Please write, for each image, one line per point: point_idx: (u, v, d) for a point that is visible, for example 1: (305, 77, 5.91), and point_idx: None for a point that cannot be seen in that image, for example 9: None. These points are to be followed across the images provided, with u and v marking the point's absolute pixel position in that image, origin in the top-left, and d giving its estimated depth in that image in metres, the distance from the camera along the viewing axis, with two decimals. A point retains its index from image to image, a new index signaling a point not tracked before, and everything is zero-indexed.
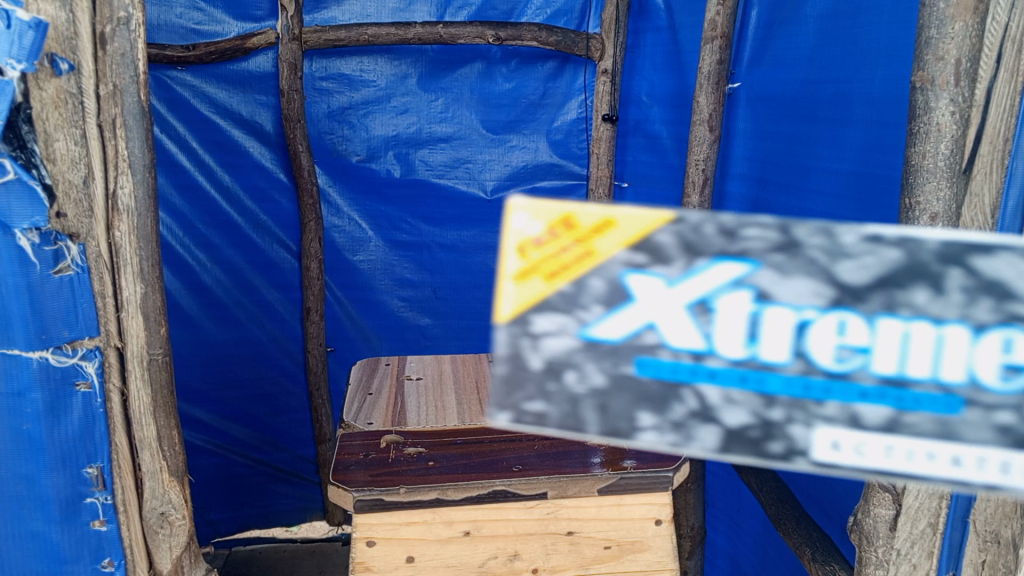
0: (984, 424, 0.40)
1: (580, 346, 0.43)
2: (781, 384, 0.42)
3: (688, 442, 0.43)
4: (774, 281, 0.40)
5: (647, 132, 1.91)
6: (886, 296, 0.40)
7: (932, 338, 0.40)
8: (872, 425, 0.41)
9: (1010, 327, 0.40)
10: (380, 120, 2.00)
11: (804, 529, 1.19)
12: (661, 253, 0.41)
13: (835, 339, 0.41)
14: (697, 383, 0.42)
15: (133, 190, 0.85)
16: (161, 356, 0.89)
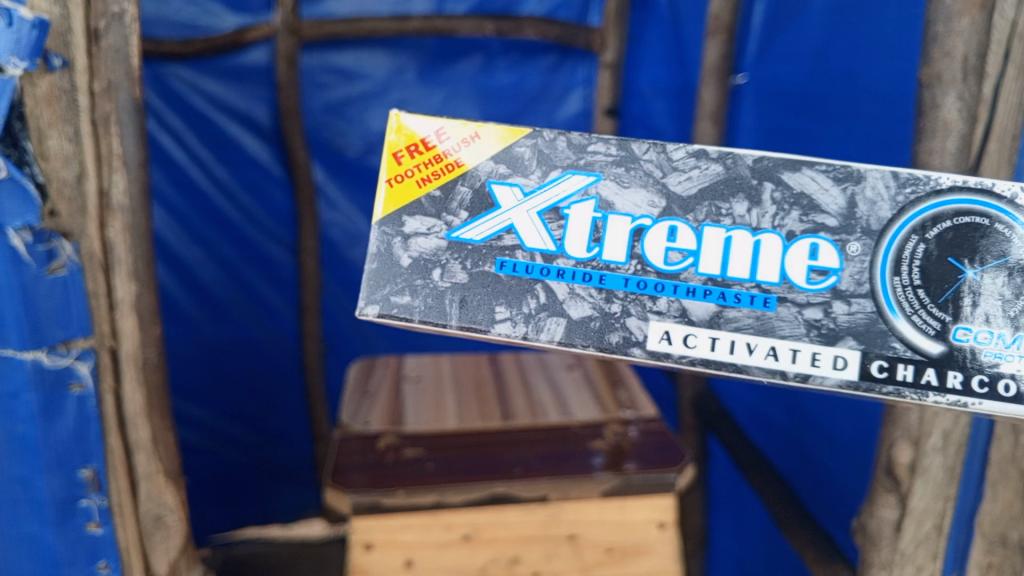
0: (792, 316, 0.62)
1: (446, 246, 0.66)
2: (618, 281, 0.64)
3: (539, 331, 0.64)
4: (613, 199, 0.65)
5: (650, 127, 1.93)
6: (709, 208, 0.64)
7: (746, 243, 0.63)
8: (696, 318, 0.63)
9: (813, 236, 0.63)
10: (378, 115, 1.98)
11: (808, 527, 1.18)
12: (523, 171, 0.66)
13: (665, 242, 0.64)
14: (545, 282, 0.65)
15: (127, 186, 0.81)
16: (155, 356, 0.86)
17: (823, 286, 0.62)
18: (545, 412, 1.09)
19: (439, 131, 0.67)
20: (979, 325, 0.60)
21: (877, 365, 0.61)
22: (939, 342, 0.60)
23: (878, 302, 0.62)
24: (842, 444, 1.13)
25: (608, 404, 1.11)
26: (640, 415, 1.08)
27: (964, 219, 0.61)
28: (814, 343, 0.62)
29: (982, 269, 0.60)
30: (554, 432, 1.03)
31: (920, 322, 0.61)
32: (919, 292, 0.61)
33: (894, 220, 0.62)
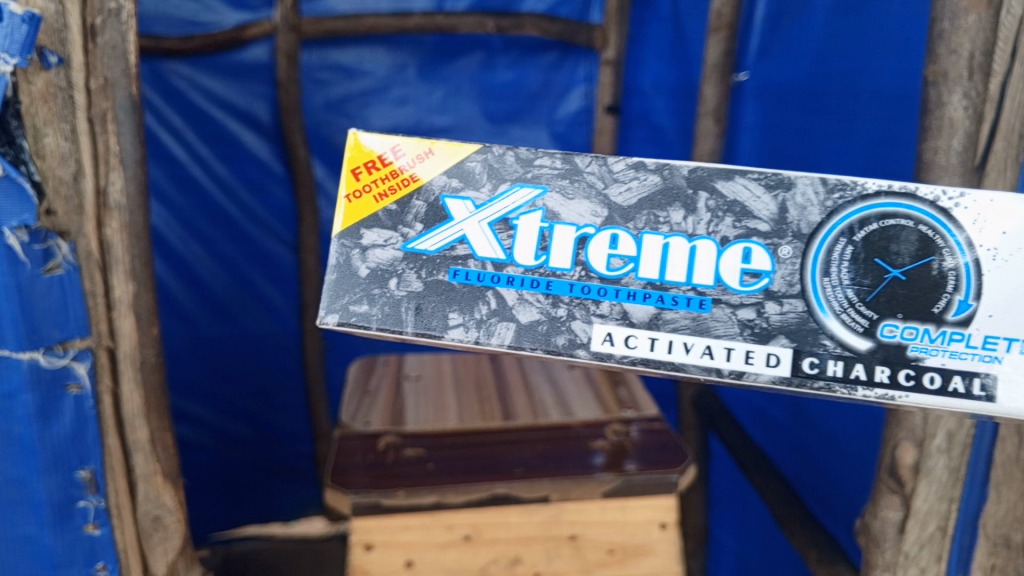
0: (726, 317, 0.62)
1: (402, 257, 0.67)
2: (563, 286, 0.64)
3: (489, 336, 0.65)
4: (558, 209, 0.66)
5: (651, 124, 1.93)
6: (647, 216, 0.65)
7: (682, 249, 0.64)
8: (636, 320, 0.63)
9: (746, 241, 0.63)
10: (378, 112, 1.98)
11: (811, 529, 1.18)
12: (473, 184, 0.67)
13: (606, 250, 0.64)
14: (495, 287, 0.65)
15: (124, 186, 0.81)
16: (153, 355, 0.87)
17: (755, 288, 0.63)
18: (547, 412, 1.08)
19: (395, 148, 0.67)
20: (903, 320, 0.60)
21: (809, 362, 0.61)
22: (868, 338, 0.61)
23: (808, 301, 0.62)
24: (843, 445, 1.13)
25: (609, 403, 1.11)
26: (638, 414, 1.07)
27: (890, 222, 0.61)
28: (745, 341, 0.62)
29: (911, 268, 0.60)
30: (556, 432, 1.03)
31: (850, 319, 0.61)
32: (849, 290, 0.61)
33: (823, 223, 0.63)
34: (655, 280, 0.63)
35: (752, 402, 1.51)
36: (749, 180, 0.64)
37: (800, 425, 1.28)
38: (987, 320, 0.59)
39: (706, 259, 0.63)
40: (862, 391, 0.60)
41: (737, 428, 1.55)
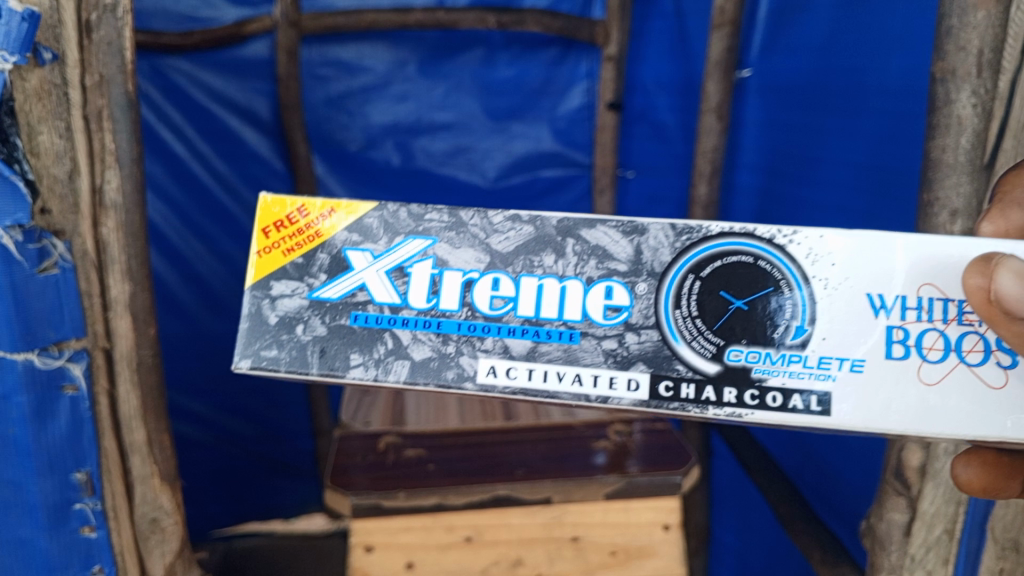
0: (592, 347, 0.70)
1: (308, 305, 0.73)
2: (452, 325, 0.71)
3: (386, 372, 0.71)
4: (446, 256, 0.73)
5: (652, 121, 1.94)
6: (524, 260, 0.72)
7: (554, 289, 0.71)
8: (516, 353, 0.70)
9: (608, 280, 0.71)
10: (379, 108, 1.97)
11: (812, 530, 1.16)
12: (370, 237, 0.73)
13: (489, 292, 0.71)
14: (393, 329, 0.72)
15: (120, 184, 0.81)
16: (150, 356, 0.86)
17: (617, 321, 0.70)
18: None
19: (300, 209, 0.74)
20: (747, 344, 0.68)
21: (664, 385, 0.69)
22: (715, 362, 0.69)
23: (662, 332, 0.70)
24: (849, 444, 1.13)
25: None
26: None
27: (733, 259, 0.70)
28: (610, 368, 0.69)
29: (750, 299, 0.69)
30: None
31: (699, 346, 0.69)
32: (698, 321, 0.69)
33: (673, 263, 0.71)
34: (531, 319, 0.71)
35: None
36: (608, 229, 0.72)
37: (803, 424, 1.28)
38: (818, 341, 0.68)
39: (576, 300, 0.71)
40: (714, 409, 0.68)
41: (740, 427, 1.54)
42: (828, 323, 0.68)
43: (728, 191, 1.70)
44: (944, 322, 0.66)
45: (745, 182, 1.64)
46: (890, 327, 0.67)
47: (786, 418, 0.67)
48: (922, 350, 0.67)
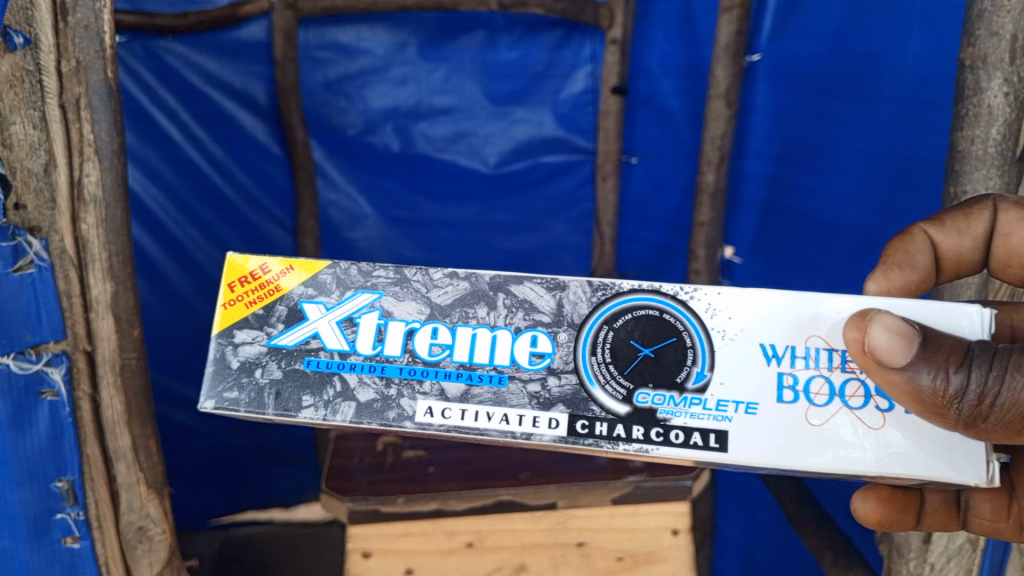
0: (518, 389, 0.76)
1: (267, 351, 0.80)
2: (395, 369, 0.78)
3: (334, 413, 0.77)
4: (390, 307, 0.80)
5: (658, 105, 1.89)
6: (460, 311, 0.79)
7: (485, 338, 0.78)
8: (451, 395, 0.77)
9: (533, 330, 0.78)
10: (377, 92, 1.92)
11: (826, 531, 1.14)
12: (323, 290, 0.81)
13: (428, 340, 0.78)
14: (342, 373, 0.78)
15: (100, 178, 0.80)
16: (136, 360, 0.84)
17: (540, 366, 0.77)
18: None
19: (262, 265, 0.81)
20: (653, 388, 0.75)
21: (581, 423, 0.75)
22: (626, 404, 0.75)
23: (580, 375, 0.76)
24: None
25: None
26: None
27: (641, 313, 0.77)
28: (531, 408, 0.76)
29: (656, 348, 0.76)
30: None
31: (612, 389, 0.76)
32: (610, 367, 0.76)
33: (590, 315, 0.78)
34: (465, 364, 0.77)
35: None
36: (532, 285, 0.79)
37: None
38: (716, 386, 0.75)
39: (506, 347, 0.78)
40: (622, 444, 0.74)
41: None
42: (725, 370, 0.75)
43: (736, 178, 1.63)
44: (827, 370, 0.74)
45: (755, 170, 1.58)
46: (779, 374, 0.74)
47: (687, 454, 0.73)
48: (810, 395, 0.74)
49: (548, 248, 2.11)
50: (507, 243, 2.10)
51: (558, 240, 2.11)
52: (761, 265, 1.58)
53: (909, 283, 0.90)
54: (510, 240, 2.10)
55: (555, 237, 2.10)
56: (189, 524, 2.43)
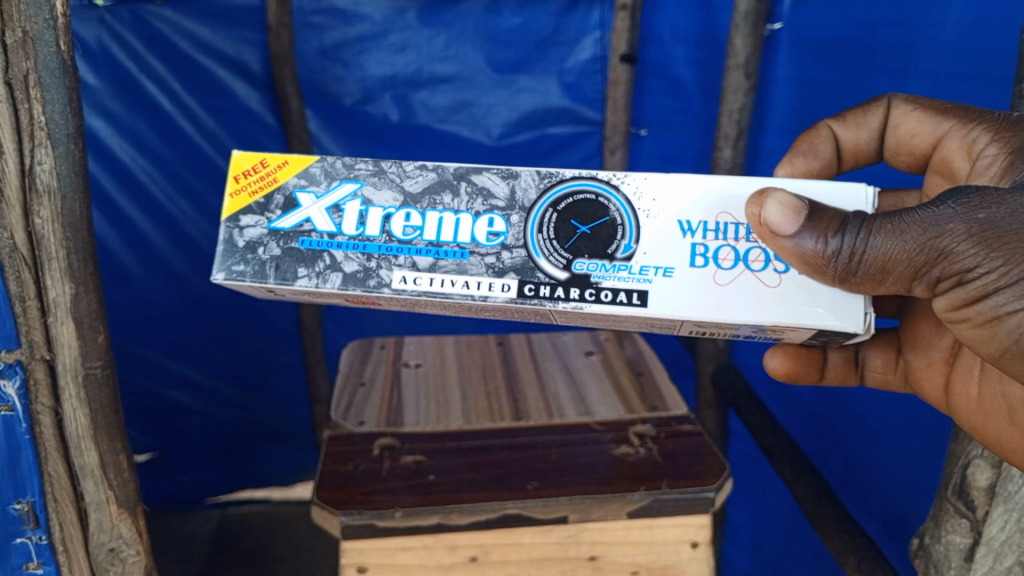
0: (478, 262, 0.79)
1: (268, 233, 0.81)
2: (375, 246, 0.80)
3: (324, 282, 0.79)
4: (370, 195, 0.81)
5: (669, 74, 1.80)
6: (429, 199, 0.81)
7: (450, 220, 0.80)
8: (421, 266, 0.79)
9: (490, 213, 0.80)
10: (375, 59, 1.82)
11: (848, 534, 1.10)
12: (314, 181, 0.82)
13: (402, 223, 0.80)
14: (331, 250, 0.80)
15: (54, 165, 0.78)
16: (100, 370, 0.85)
17: (495, 243, 0.79)
18: (562, 409, 0.95)
19: (261, 162, 0.82)
20: (589, 258, 0.78)
21: (529, 288, 0.77)
22: (567, 271, 0.78)
23: (528, 249, 0.79)
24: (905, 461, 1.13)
25: (632, 399, 0.97)
26: (668, 413, 0.94)
27: (581, 198, 0.79)
28: (486, 276, 0.78)
29: (594, 226, 0.79)
30: (572, 437, 0.90)
31: (555, 259, 0.78)
32: (553, 241, 0.79)
33: (538, 199, 0.80)
34: (439, 241, 0.80)
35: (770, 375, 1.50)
36: (488, 174, 0.81)
37: (835, 413, 1.31)
38: (643, 256, 0.77)
39: (477, 226, 0.80)
40: (561, 304, 0.77)
41: (759, 409, 1.45)
42: (650, 241, 0.77)
43: (754, 153, 1.56)
44: (735, 240, 0.77)
45: (773, 145, 1.50)
46: (693, 245, 0.77)
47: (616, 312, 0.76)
48: (747, 261, 0.76)
49: None
50: None
51: None
52: None
53: (811, 169, 1.03)
54: None
55: None
56: (186, 503, 2.52)
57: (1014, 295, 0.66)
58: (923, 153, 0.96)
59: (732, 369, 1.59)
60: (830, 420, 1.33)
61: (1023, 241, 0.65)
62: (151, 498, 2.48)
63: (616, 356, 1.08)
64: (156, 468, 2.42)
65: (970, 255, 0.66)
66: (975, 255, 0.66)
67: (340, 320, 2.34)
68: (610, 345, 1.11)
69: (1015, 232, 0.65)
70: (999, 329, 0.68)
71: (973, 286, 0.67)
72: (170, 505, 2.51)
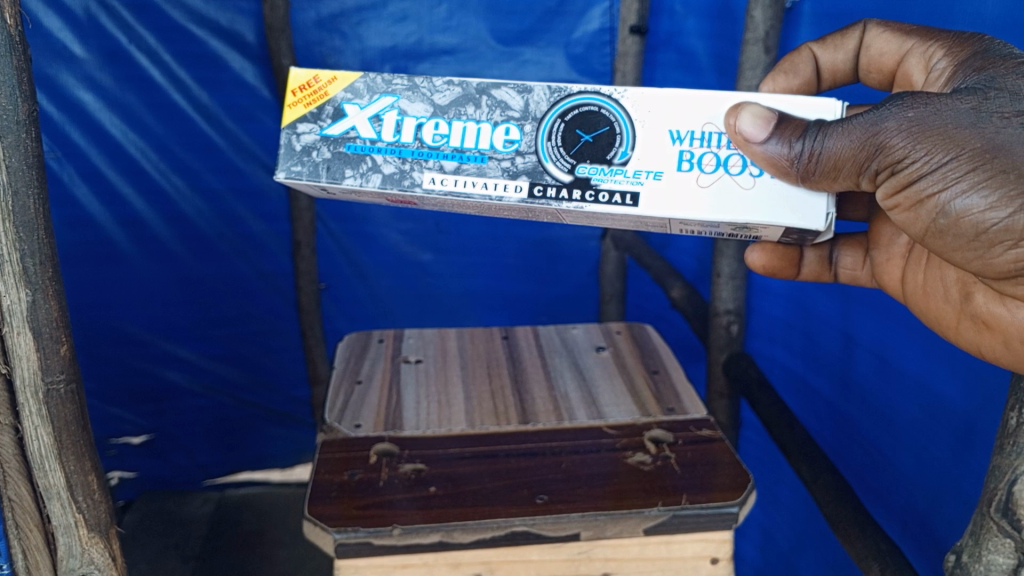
0: (494, 167, 0.86)
1: (320, 139, 0.89)
2: (408, 152, 0.87)
3: (367, 182, 0.87)
4: (405, 107, 0.88)
5: (680, 47, 1.71)
6: (455, 109, 0.87)
7: (472, 129, 0.87)
8: (447, 169, 0.86)
9: (506, 123, 0.86)
10: (375, 30, 1.73)
11: (871, 538, 1.05)
12: (358, 94, 0.89)
13: (431, 131, 0.87)
14: (371, 155, 0.88)
15: (3, 159, 0.73)
16: (64, 385, 0.79)
17: (508, 150, 0.86)
18: (571, 411, 0.89)
19: (316, 76, 0.89)
20: (590, 164, 0.84)
21: (537, 191, 0.84)
22: (570, 174, 0.84)
23: (537, 155, 0.85)
24: (943, 469, 1.11)
25: (647, 401, 0.91)
26: (685, 416, 0.88)
27: (585, 110, 0.85)
28: (502, 178, 0.85)
29: (596, 134, 0.85)
30: (585, 442, 0.84)
31: (560, 164, 0.85)
32: (560, 147, 0.85)
33: (547, 110, 0.86)
34: (460, 148, 0.86)
35: (793, 368, 1.48)
36: (505, 88, 0.86)
37: (857, 409, 1.29)
38: (640, 160, 0.84)
39: (495, 135, 0.86)
40: (565, 205, 0.84)
41: (775, 403, 1.38)
42: (648, 148, 0.84)
43: None
44: (718, 147, 0.83)
45: None
46: (681, 151, 0.83)
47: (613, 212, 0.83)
48: (728, 166, 0.82)
49: None
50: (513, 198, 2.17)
51: None
52: None
53: (791, 86, 1.09)
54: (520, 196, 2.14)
55: None
56: (183, 485, 2.49)
57: (936, 181, 0.72)
58: (890, 72, 0.99)
59: (744, 359, 1.52)
60: (850, 414, 1.31)
61: (949, 133, 0.72)
62: (147, 481, 2.45)
63: (627, 351, 1.02)
64: (152, 451, 2.40)
65: (907, 147, 0.73)
66: (907, 146, 0.73)
67: (341, 301, 2.30)
68: (621, 338, 1.05)
69: (941, 126, 0.72)
70: (928, 213, 0.75)
71: (903, 175, 0.74)
72: (167, 488, 2.48)
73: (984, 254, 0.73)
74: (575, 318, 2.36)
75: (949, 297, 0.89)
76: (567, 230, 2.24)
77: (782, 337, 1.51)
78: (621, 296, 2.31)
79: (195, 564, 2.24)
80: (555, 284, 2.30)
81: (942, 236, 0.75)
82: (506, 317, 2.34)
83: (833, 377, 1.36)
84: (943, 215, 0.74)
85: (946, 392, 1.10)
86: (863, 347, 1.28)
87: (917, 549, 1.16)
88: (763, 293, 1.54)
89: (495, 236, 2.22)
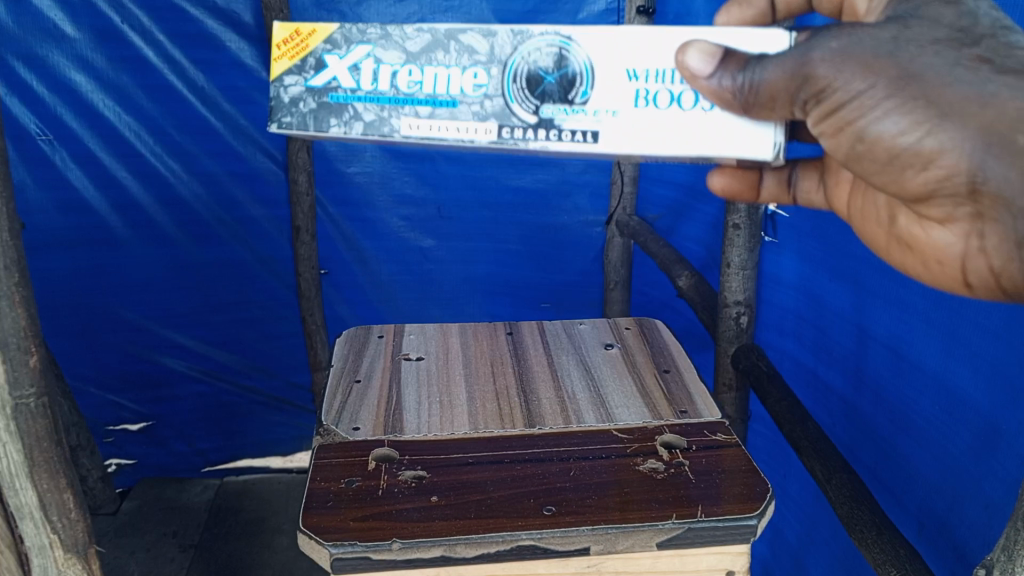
0: (465, 111, 0.71)
1: (307, 90, 0.73)
2: (397, 102, 0.72)
3: (351, 132, 0.72)
4: (382, 50, 0.72)
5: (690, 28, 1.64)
6: (452, 46, 0.71)
7: (455, 69, 0.71)
8: (420, 114, 0.71)
9: (508, 64, 0.70)
10: (375, 9, 1.68)
11: (890, 543, 1.01)
12: (337, 40, 0.73)
13: (408, 73, 0.72)
14: (355, 105, 0.72)
15: None
16: (33, 404, 0.89)
17: (478, 90, 0.71)
18: (579, 415, 0.85)
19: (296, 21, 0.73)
20: (554, 101, 0.70)
21: (506, 132, 0.70)
22: (536, 116, 0.70)
23: (501, 94, 0.70)
24: (960, 467, 1.07)
25: (659, 402, 0.87)
26: (698, 420, 0.84)
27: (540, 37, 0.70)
28: (471, 120, 0.71)
29: (556, 70, 0.70)
30: (594, 447, 0.79)
31: (523, 103, 0.70)
32: (519, 81, 0.70)
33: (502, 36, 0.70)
34: (459, 93, 0.71)
35: (803, 361, 1.45)
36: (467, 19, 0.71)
37: (871, 405, 1.26)
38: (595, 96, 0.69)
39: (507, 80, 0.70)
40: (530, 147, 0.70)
41: (786, 398, 1.31)
42: (597, 81, 0.69)
43: None
44: (673, 84, 0.69)
45: None
46: (636, 88, 0.69)
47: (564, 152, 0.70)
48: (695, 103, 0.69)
49: (561, 186, 2.16)
50: (516, 181, 2.14)
51: (573, 178, 2.15)
52: (813, 222, 1.37)
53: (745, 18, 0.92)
54: (519, 177, 2.13)
55: (570, 175, 2.15)
56: (182, 472, 2.46)
57: (855, 111, 0.62)
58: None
59: (756, 351, 1.45)
60: (864, 410, 1.28)
61: (878, 59, 0.61)
62: (146, 468, 2.43)
63: (638, 347, 0.98)
64: (150, 438, 2.37)
65: (833, 76, 0.62)
66: (832, 69, 0.62)
67: (341, 287, 2.25)
68: (629, 335, 1.01)
69: (865, 50, 0.62)
70: (845, 140, 0.65)
71: (829, 108, 0.63)
72: (166, 475, 2.46)
73: (898, 178, 0.65)
74: (580, 305, 2.31)
75: (881, 221, 0.78)
76: (572, 215, 2.19)
77: (793, 330, 1.47)
78: (626, 284, 2.22)
79: (194, 552, 2.21)
80: (560, 269, 2.26)
81: (860, 162, 0.66)
82: (509, 304, 2.30)
83: (847, 371, 1.32)
84: (862, 143, 0.64)
85: (965, 391, 1.06)
86: (876, 341, 1.24)
87: (935, 551, 1.13)
88: (774, 284, 1.51)
89: (498, 221, 2.19)
